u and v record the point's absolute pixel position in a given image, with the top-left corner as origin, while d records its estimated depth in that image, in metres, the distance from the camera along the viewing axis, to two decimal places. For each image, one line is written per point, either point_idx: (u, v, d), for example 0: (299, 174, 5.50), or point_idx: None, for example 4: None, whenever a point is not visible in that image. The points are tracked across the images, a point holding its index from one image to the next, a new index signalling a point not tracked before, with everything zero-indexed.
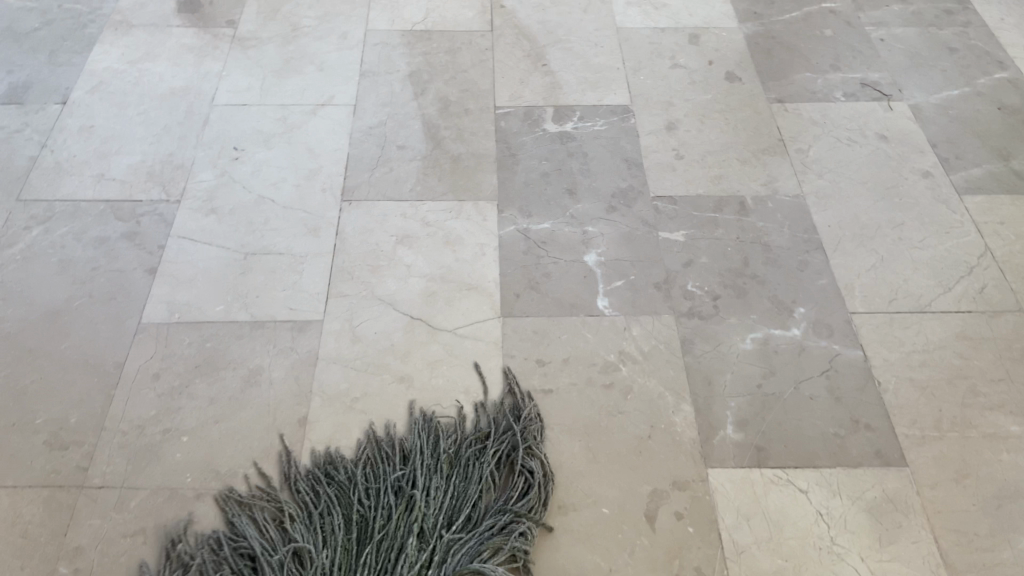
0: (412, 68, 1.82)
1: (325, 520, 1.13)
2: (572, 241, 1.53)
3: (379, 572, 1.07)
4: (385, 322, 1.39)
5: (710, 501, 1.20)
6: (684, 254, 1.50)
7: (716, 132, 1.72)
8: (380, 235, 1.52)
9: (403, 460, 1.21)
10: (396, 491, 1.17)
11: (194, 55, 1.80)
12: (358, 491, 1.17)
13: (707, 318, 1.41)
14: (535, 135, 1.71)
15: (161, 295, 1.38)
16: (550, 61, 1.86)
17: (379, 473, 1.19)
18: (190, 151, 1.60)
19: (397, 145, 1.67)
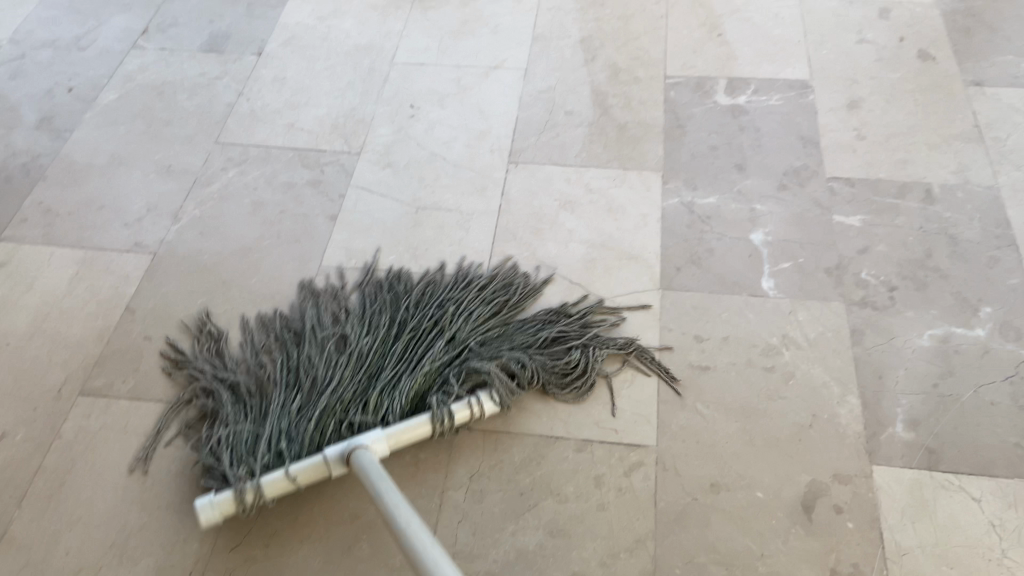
0: (584, 34, 1.81)
1: (367, 315, 1.30)
2: (739, 219, 1.49)
3: (399, 363, 1.23)
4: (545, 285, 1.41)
5: (873, 498, 1.15)
6: (860, 241, 1.43)
7: (902, 113, 1.62)
8: (544, 199, 1.54)
9: (451, 285, 1.36)
10: (434, 306, 1.31)
11: (376, 13, 1.87)
12: (378, 313, 1.31)
13: (880, 310, 1.34)
14: (706, 107, 1.66)
15: (340, 241, 1.46)
16: (726, 32, 1.80)
17: (430, 290, 1.35)
18: (370, 106, 1.67)
19: (565, 110, 1.68)
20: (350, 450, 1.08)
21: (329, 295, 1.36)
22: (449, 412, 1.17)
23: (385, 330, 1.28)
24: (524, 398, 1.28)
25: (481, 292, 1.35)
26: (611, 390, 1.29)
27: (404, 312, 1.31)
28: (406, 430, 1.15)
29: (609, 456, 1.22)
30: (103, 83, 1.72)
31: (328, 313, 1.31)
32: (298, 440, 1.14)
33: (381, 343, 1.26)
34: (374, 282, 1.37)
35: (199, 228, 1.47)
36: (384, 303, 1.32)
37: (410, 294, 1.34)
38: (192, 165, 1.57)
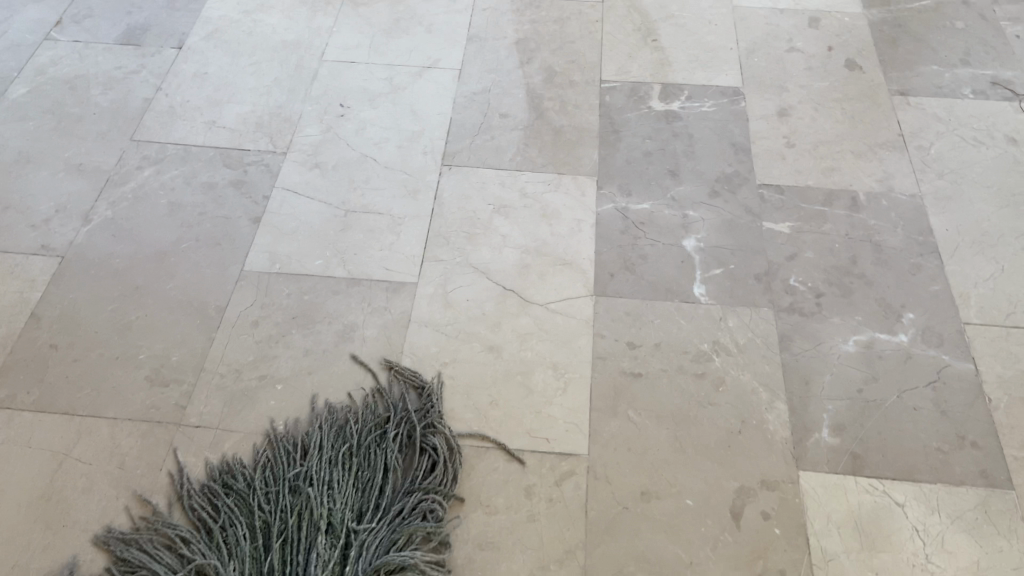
0: (519, 36, 1.79)
1: (219, 534, 1.08)
2: (671, 224, 1.49)
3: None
4: (477, 291, 1.39)
5: (799, 503, 1.16)
6: (788, 247, 1.45)
7: (830, 122, 1.65)
8: (477, 203, 1.51)
9: (292, 453, 1.17)
10: (288, 493, 1.12)
11: (305, 9, 1.81)
12: (230, 527, 1.09)
13: (808, 316, 1.36)
14: (640, 112, 1.66)
15: (264, 245, 1.40)
16: (660, 37, 1.80)
17: (272, 475, 1.15)
18: (298, 105, 1.62)
19: (500, 113, 1.65)
20: None
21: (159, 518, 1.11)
22: None
23: (251, 544, 1.07)
24: (454, 408, 1.25)
25: (330, 453, 1.17)
26: (542, 398, 1.27)
27: (261, 510, 1.11)
28: None
29: (540, 466, 1.20)
30: (10, 76, 1.63)
31: (171, 544, 1.08)
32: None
33: (255, 562, 1.06)
34: (214, 480, 1.14)
35: (112, 230, 1.40)
36: (234, 508, 1.11)
37: (257, 484, 1.13)
38: (106, 163, 1.49)
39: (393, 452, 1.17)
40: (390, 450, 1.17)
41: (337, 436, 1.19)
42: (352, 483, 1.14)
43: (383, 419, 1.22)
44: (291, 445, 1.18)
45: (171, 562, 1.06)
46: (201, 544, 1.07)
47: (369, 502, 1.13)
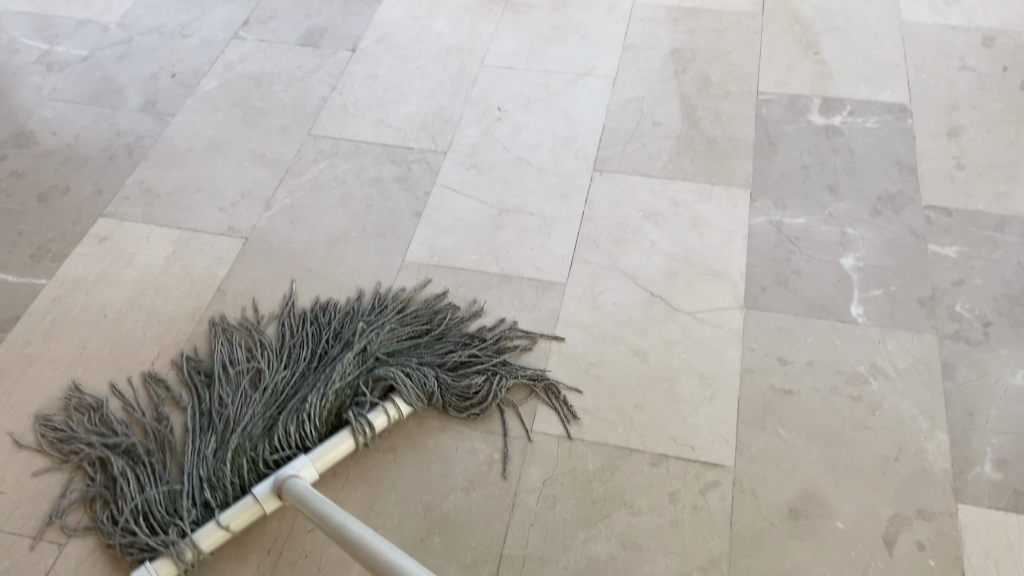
0: (675, 46, 1.80)
1: (285, 349, 1.28)
2: (828, 242, 1.45)
3: (312, 385, 1.23)
4: (625, 295, 1.41)
5: (958, 538, 1.12)
6: (955, 272, 1.39)
7: (1005, 144, 1.56)
8: (628, 209, 1.53)
9: (370, 309, 1.34)
10: (353, 329, 1.30)
11: (468, 15, 1.88)
12: (291, 345, 1.29)
13: (974, 345, 1.30)
14: (798, 126, 1.63)
15: (424, 238, 1.47)
16: (822, 51, 1.76)
17: (349, 318, 1.33)
18: (459, 107, 1.69)
19: (653, 121, 1.66)
20: (281, 478, 1.09)
21: (238, 335, 1.32)
22: (369, 420, 1.20)
23: (302, 363, 1.27)
24: (601, 408, 1.27)
25: (401, 318, 1.33)
26: (689, 407, 1.27)
27: (322, 342, 1.29)
28: (329, 450, 1.17)
29: (685, 473, 1.20)
30: (204, 71, 1.77)
31: (239, 350, 1.30)
32: (222, 484, 1.14)
33: (301, 375, 1.25)
34: (292, 314, 1.35)
35: (289, 216, 1.51)
36: (299, 335, 1.30)
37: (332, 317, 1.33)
38: (285, 155, 1.60)
39: (464, 337, 1.32)
40: (460, 333, 1.32)
41: (418, 313, 1.34)
42: (408, 346, 1.30)
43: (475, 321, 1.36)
44: (378, 304, 1.35)
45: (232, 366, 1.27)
46: (267, 358, 1.28)
47: (417, 355, 1.28)
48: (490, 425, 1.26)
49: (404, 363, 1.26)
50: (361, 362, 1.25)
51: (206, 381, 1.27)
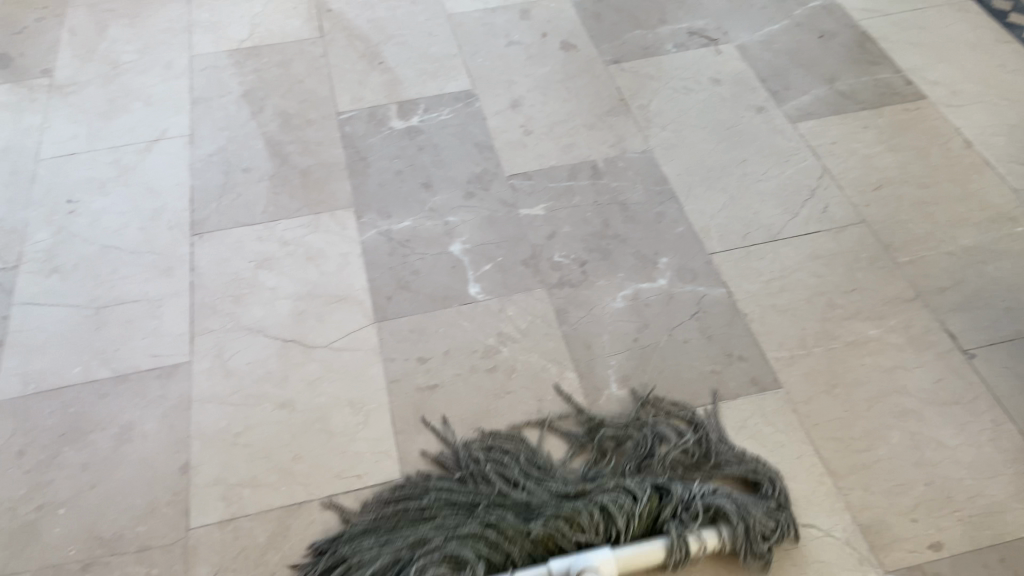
0: (245, 88, 1.76)
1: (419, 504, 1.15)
2: (435, 234, 1.52)
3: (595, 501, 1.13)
4: (256, 352, 1.35)
5: (605, 460, 1.22)
6: (547, 227, 1.52)
7: (558, 102, 1.74)
8: (237, 263, 1.47)
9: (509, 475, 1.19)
10: (501, 494, 1.16)
11: (8, 112, 1.69)
12: (450, 492, 1.16)
13: (577, 285, 1.44)
14: (382, 135, 1.69)
15: (13, 368, 1.32)
16: (385, 59, 1.83)
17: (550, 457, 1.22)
18: (21, 212, 1.52)
19: (241, 168, 1.62)
20: (590, 567, 1.05)
21: (401, 512, 1.15)
22: (688, 544, 1.09)
23: (436, 512, 1.14)
24: (258, 475, 1.21)
25: (506, 454, 1.22)
26: (346, 438, 1.26)
27: (470, 492, 1.16)
28: (638, 554, 1.08)
29: (357, 505, 1.19)
30: None
31: (433, 507, 1.15)
32: (492, 552, 1.08)
33: (457, 508, 1.14)
34: (421, 475, 1.20)
35: None
36: (458, 493, 1.16)
37: (420, 512, 1.14)
38: None
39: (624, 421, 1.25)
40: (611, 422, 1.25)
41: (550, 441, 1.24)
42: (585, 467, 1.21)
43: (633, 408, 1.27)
44: None
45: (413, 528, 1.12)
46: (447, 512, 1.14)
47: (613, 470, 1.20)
48: (141, 540, 1.15)
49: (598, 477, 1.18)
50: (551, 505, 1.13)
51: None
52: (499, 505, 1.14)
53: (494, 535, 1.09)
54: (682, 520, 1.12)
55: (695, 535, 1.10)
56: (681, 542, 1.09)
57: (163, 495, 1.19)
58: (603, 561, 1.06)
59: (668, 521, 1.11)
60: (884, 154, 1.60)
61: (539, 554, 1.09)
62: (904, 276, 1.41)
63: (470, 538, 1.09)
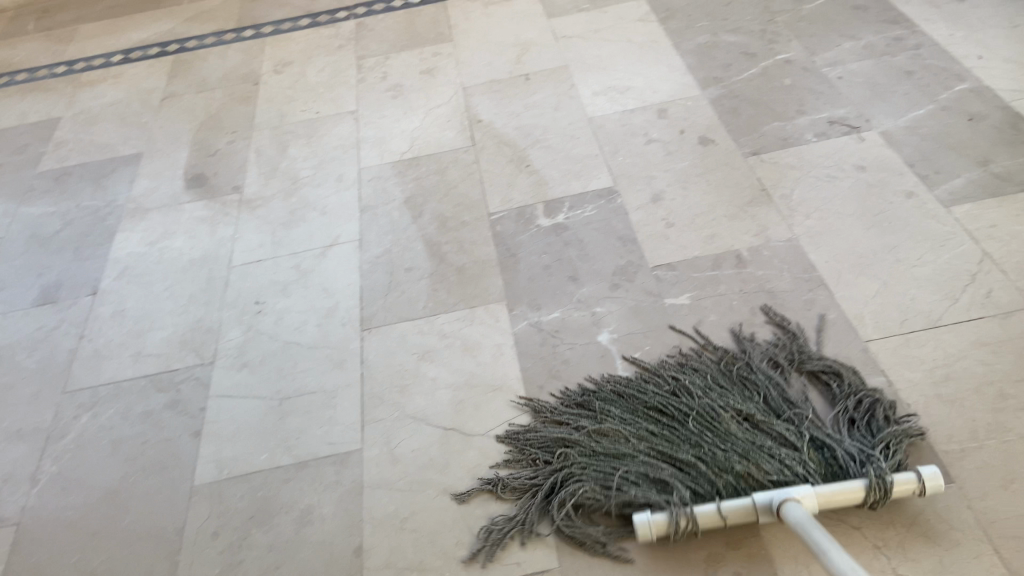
0: (406, 195, 1.93)
1: (611, 435, 1.36)
2: (583, 326, 1.58)
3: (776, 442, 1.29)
4: (420, 440, 1.44)
5: (766, 554, 1.21)
6: (693, 316, 1.55)
7: (699, 195, 1.79)
8: (402, 356, 1.59)
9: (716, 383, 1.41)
10: (687, 424, 1.35)
11: (206, 225, 1.93)
12: (641, 426, 1.36)
13: (727, 374, 1.45)
14: (530, 232, 1.79)
15: (209, 454, 1.47)
16: (532, 162, 1.96)
17: (726, 392, 1.39)
18: (216, 313, 1.72)
19: (404, 268, 1.76)
20: (787, 503, 1.15)
21: (594, 437, 1.36)
22: (886, 481, 1.19)
23: (632, 445, 1.34)
24: (425, 559, 1.28)
25: (681, 393, 1.40)
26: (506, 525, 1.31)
27: (661, 429, 1.35)
28: (838, 492, 1.19)
29: None
30: None
31: (625, 437, 1.35)
32: (689, 486, 1.26)
33: (652, 441, 1.33)
34: (608, 401, 1.42)
35: (61, 484, 1.45)
36: (646, 426, 1.36)
37: (645, 396, 1.40)
38: (42, 422, 1.55)
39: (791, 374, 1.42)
40: (781, 373, 1.42)
41: (715, 374, 1.43)
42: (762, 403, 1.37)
43: (795, 355, 1.44)
44: None
45: (612, 457, 1.32)
46: (640, 445, 1.33)
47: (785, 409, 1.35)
48: None
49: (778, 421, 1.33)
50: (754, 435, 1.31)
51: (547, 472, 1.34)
52: (690, 433, 1.33)
53: (693, 468, 1.28)
54: (877, 469, 1.22)
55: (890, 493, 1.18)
56: (880, 483, 1.19)
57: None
58: (804, 493, 1.17)
59: (854, 464, 1.24)
60: None
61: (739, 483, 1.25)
62: None
63: (674, 474, 1.28)
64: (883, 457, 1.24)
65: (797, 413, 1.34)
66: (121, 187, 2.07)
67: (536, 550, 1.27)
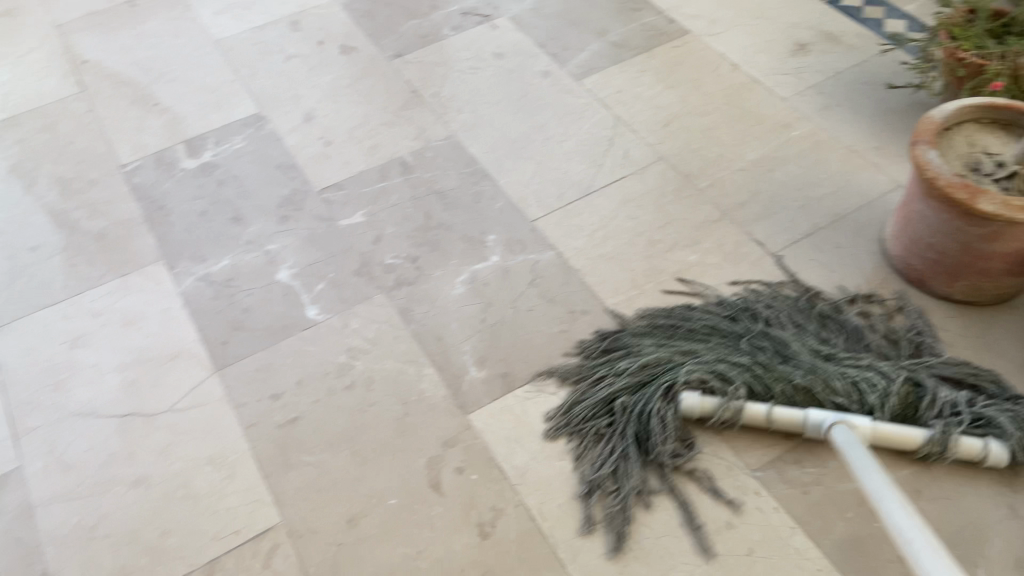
0: (10, 164, 1.62)
1: (657, 372, 1.23)
2: (258, 267, 1.46)
3: (834, 365, 1.21)
4: (92, 437, 1.26)
5: (481, 442, 1.24)
6: (370, 232, 1.51)
7: (352, 106, 1.71)
8: (49, 349, 1.36)
9: (753, 295, 1.34)
10: (743, 350, 1.25)
11: None
12: (689, 357, 1.25)
13: (414, 282, 1.44)
14: (176, 179, 1.60)
15: None
16: (159, 99, 1.73)
17: (787, 320, 1.29)
18: None
19: (28, 250, 1.49)
20: (836, 428, 1.12)
21: (638, 384, 1.23)
22: (955, 437, 1.13)
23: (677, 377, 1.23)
24: (127, 563, 1.14)
25: (740, 328, 1.28)
26: (214, 496, 1.20)
27: (715, 357, 1.24)
28: (897, 430, 1.14)
29: (243, 561, 1.14)
30: None
31: (670, 368, 1.23)
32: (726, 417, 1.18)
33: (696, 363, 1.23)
34: (660, 343, 1.28)
35: None
36: (697, 353, 1.25)
37: (694, 320, 1.31)
38: None
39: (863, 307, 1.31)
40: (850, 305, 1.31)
41: (774, 305, 1.31)
42: (830, 333, 1.27)
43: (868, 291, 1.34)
44: None
45: (654, 392, 1.21)
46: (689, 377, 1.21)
47: (853, 342, 1.26)
48: None
49: (841, 350, 1.24)
50: (814, 345, 1.24)
51: (605, 415, 1.22)
52: (746, 357, 1.23)
53: (742, 394, 1.19)
54: (945, 412, 1.16)
55: (961, 436, 1.13)
56: (944, 433, 1.13)
57: None
58: (859, 423, 1.14)
59: (925, 403, 1.17)
60: (665, 91, 1.69)
61: (800, 398, 1.19)
62: (708, 200, 1.50)
63: (718, 396, 1.20)
64: (963, 401, 1.17)
65: (869, 347, 1.25)
66: None
67: (253, 511, 1.18)
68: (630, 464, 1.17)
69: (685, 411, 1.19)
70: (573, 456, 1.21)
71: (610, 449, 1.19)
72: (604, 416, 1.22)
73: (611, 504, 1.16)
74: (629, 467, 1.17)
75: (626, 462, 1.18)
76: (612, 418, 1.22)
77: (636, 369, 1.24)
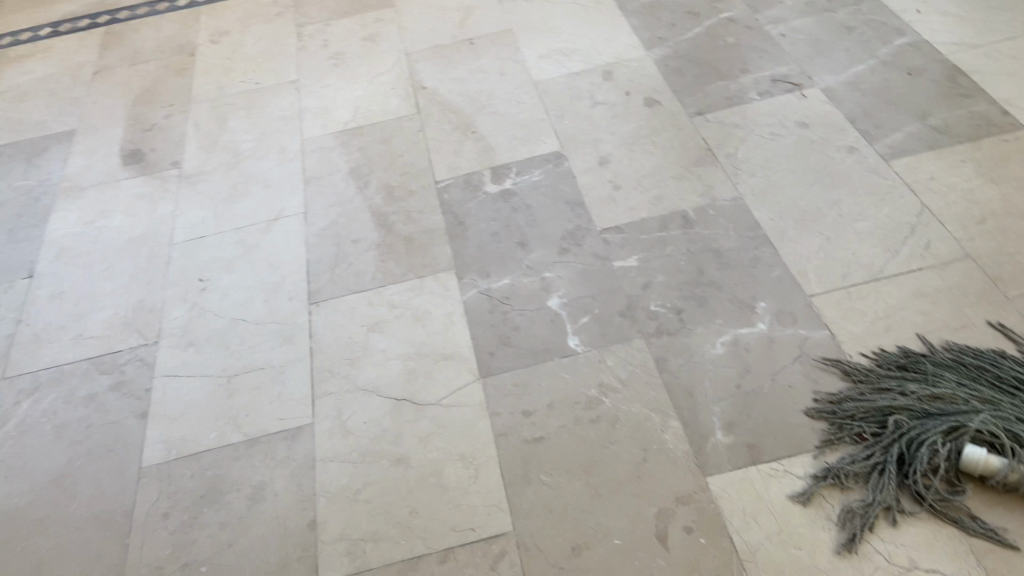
0: (351, 165, 1.90)
1: (948, 407, 1.24)
2: (533, 291, 1.58)
3: None
4: (371, 411, 1.44)
5: (714, 508, 1.23)
6: (642, 278, 1.56)
7: (646, 156, 1.79)
8: (351, 327, 1.58)
9: None
10: None
11: (146, 202, 1.87)
12: (987, 405, 1.23)
13: (676, 333, 1.46)
14: (479, 200, 1.78)
15: (157, 435, 1.44)
16: (478, 128, 1.94)
17: None
18: (159, 292, 1.68)
19: (351, 240, 1.74)
20: None
21: (924, 414, 1.25)
22: None
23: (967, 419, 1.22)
24: (379, 529, 1.28)
25: None
26: (459, 491, 1.31)
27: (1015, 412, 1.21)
28: None
29: (473, 557, 1.23)
30: None
31: (963, 409, 1.23)
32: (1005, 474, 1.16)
33: (993, 412, 1.21)
34: (961, 382, 1.27)
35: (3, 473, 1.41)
36: (998, 403, 1.23)
37: (1010, 369, 1.27)
38: None
39: None
40: None
41: None
42: None
43: None
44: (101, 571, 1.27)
45: (935, 427, 1.22)
46: (981, 423, 1.20)
47: None
48: None
49: None
50: None
51: (877, 428, 1.27)
52: None
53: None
54: None
55: None
56: None
57: (294, 550, 1.27)
58: None
59: None
60: (985, 186, 1.56)
61: None
62: (1017, 311, 1.37)
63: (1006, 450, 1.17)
64: None
65: None
66: (55, 166, 1.99)
67: (490, 514, 1.28)
68: (885, 478, 1.20)
69: (966, 461, 1.18)
70: (833, 451, 1.26)
71: (869, 455, 1.24)
72: (875, 426, 1.27)
73: (845, 502, 1.21)
74: (883, 481, 1.20)
75: (881, 474, 1.22)
76: (882, 430, 1.26)
77: (926, 399, 1.27)
